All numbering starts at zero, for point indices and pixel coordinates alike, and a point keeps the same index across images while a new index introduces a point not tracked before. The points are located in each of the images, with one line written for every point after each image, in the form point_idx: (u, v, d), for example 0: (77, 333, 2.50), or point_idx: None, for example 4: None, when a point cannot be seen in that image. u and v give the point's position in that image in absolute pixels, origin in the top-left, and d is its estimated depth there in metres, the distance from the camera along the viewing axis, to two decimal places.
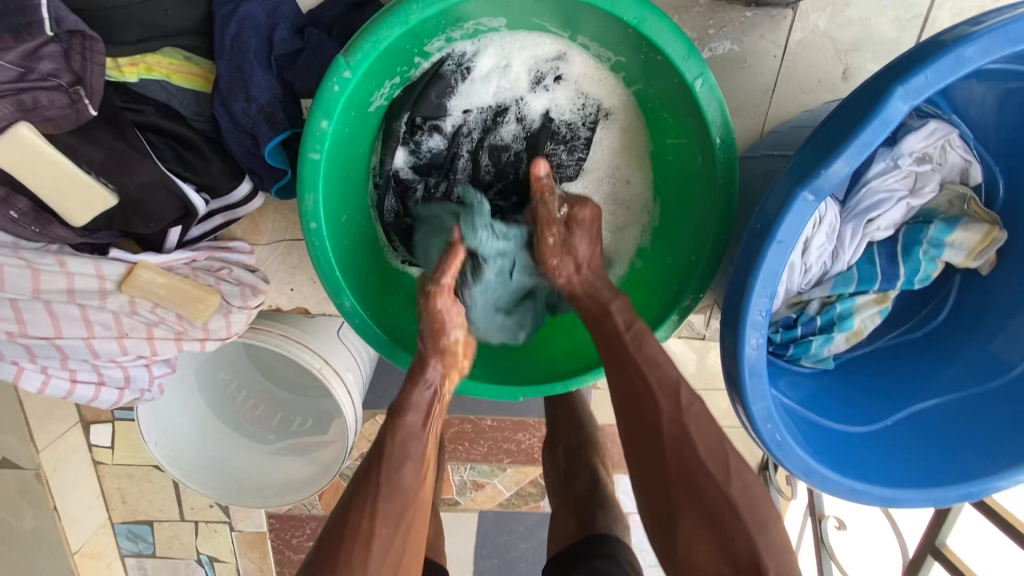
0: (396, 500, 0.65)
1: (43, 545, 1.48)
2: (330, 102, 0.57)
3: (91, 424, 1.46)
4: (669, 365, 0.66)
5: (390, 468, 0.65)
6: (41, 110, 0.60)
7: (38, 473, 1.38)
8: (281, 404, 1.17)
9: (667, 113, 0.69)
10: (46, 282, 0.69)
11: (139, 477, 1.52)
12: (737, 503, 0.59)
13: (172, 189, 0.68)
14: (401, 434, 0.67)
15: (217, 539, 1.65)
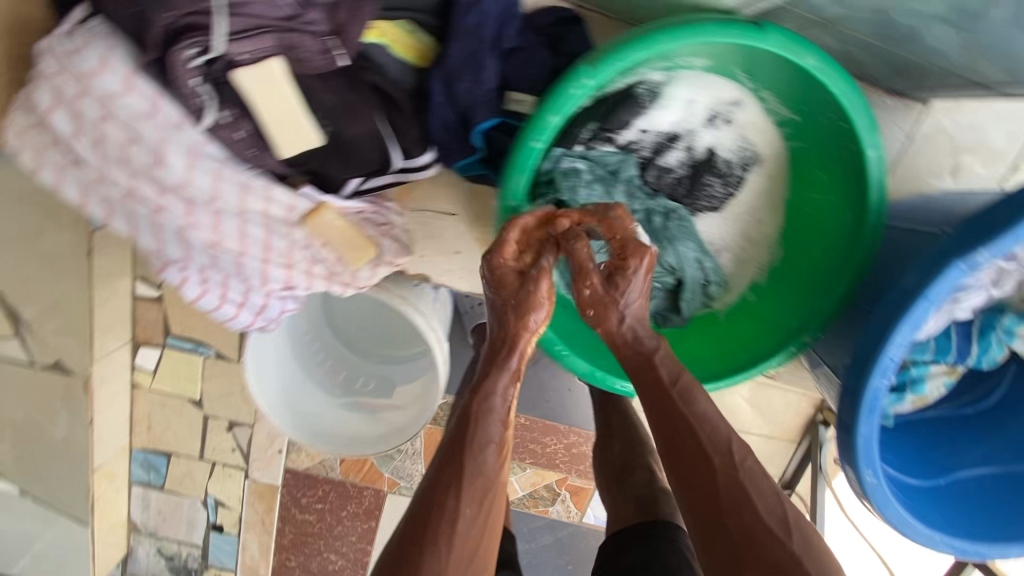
0: (480, 496, 0.71)
1: (64, 456, 1.45)
2: (564, 100, 0.65)
3: (140, 346, 1.45)
4: (719, 421, 0.70)
5: (475, 471, 0.72)
6: (298, 51, 0.67)
7: (88, 380, 1.36)
8: (350, 363, 1.23)
9: (821, 170, 0.79)
10: (251, 202, 0.73)
11: (172, 408, 1.51)
12: (800, 558, 0.62)
13: (379, 145, 0.74)
14: (487, 440, 0.74)
15: (230, 483, 1.62)
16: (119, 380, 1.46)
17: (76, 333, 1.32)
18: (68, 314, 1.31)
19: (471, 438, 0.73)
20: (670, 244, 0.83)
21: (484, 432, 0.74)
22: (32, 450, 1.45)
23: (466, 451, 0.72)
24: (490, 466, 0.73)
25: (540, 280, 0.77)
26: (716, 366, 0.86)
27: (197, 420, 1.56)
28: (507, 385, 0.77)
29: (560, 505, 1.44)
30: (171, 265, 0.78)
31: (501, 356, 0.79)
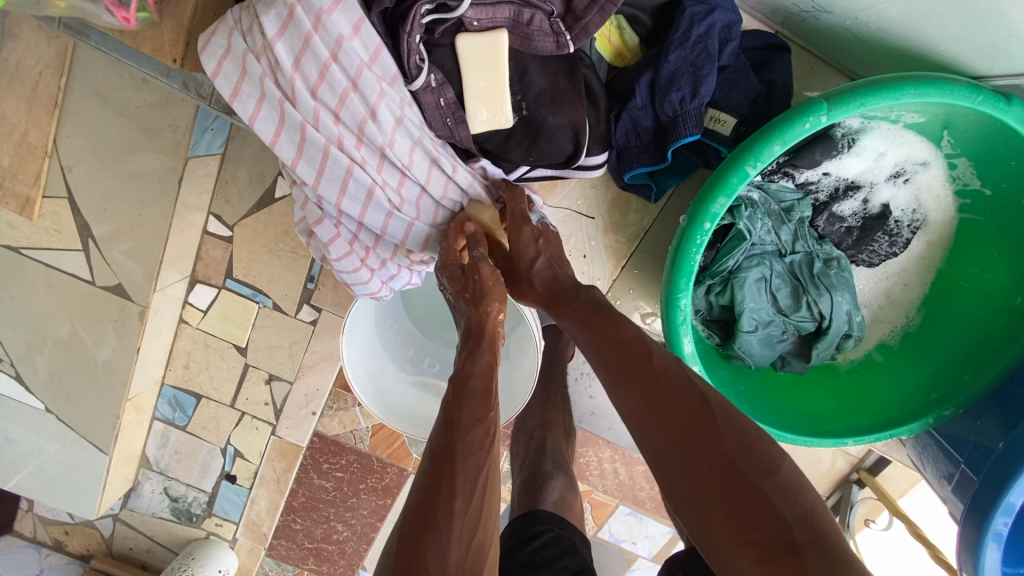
0: (475, 472, 0.61)
1: (98, 380, 1.38)
2: (794, 133, 0.63)
3: (198, 282, 1.39)
4: (637, 332, 0.64)
5: (461, 448, 0.62)
6: (530, 28, 0.63)
7: (144, 311, 1.29)
8: (419, 343, 1.21)
9: (992, 250, 0.78)
10: (434, 178, 0.71)
11: (216, 351, 1.44)
12: (739, 456, 0.52)
13: (575, 137, 0.70)
14: (476, 411, 0.64)
15: (254, 436, 1.51)
16: (172, 311, 1.39)
17: (146, 258, 1.26)
18: (142, 236, 1.25)
19: (457, 412, 0.64)
20: (827, 291, 0.82)
21: (474, 403, 0.64)
22: (67, 369, 1.38)
23: (450, 429, 0.63)
24: (477, 441, 0.62)
25: (479, 271, 0.71)
26: (848, 420, 0.83)
27: (237, 367, 1.46)
28: (483, 367, 0.68)
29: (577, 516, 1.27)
30: (324, 220, 0.73)
31: (475, 338, 0.71)
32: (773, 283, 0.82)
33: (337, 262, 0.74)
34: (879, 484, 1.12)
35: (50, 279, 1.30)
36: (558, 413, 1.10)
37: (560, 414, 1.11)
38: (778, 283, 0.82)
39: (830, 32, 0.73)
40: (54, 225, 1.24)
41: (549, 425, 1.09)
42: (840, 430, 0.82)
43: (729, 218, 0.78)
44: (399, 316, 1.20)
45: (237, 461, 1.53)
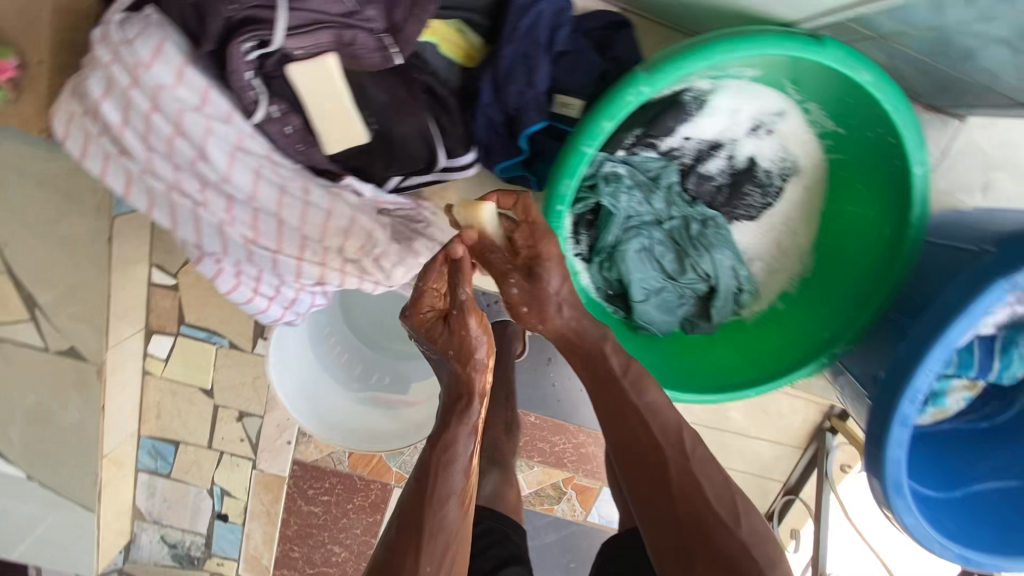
0: (442, 550, 0.67)
1: (72, 443, 1.43)
2: (619, 107, 0.65)
3: (153, 334, 1.44)
4: (670, 412, 0.72)
5: (436, 523, 0.68)
6: (355, 48, 0.66)
7: (100, 369, 1.34)
8: (367, 360, 1.21)
9: (861, 184, 0.79)
10: (287, 207, 0.70)
11: (183, 397, 1.48)
12: (749, 546, 0.66)
13: (427, 142, 0.74)
14: (450, 491, 0.69)
15: (237, 473, 1.55)
16: (132, 365, 1.44)
17: (93, 319, 1.30)
18: (85, 299, 1.29)
19: (434, 490, 0.68)
20: (707, 251, 0.84)
21: (448, 480, 0.69)
22: (40, 436, 1.43)
23: (429, 505, 0.68)
24: (452, 518, 0.69)
25: (467, 321, 0.69)
26: (750, 373, 0.86)
27: (207, 409, 1.52)
28: (468, 438, 0.70)
29: (565, 503, 1.36)
30: (206, 258, 0.77)
31: (460, 406, 0.71)
32: (656, 251, 0.85)
33: (224, 294, 0.78)
34: (849, 428, 1.15)
35: (7, 353, 1.35)
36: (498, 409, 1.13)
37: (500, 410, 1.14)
38: (659, 250, 0.85)
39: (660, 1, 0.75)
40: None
41: (488, 423, 1.12)
42: (737, 385, 0.84)
43: (591, 196, 0.81)
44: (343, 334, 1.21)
45: (225, 498, 1.55)
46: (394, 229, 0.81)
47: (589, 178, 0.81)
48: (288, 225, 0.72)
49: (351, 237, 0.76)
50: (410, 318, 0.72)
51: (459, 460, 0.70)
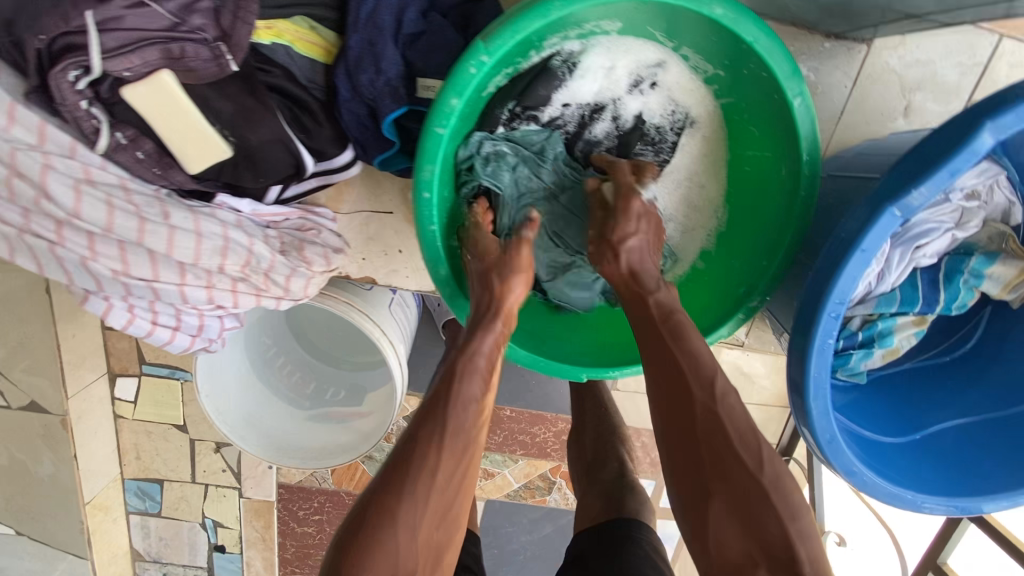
0: (459, 455, 0.64)
1: (55, 494, 1.44)
2: (463, 83, 0.62)
3: (117, 377, 1.43)
4: (706, 354, 0.64)
5: (457, 427, 0.65)
6: (186, 60, 0.64)
7: (64, 419, 1.34)
8: (319, 374, 1.21)
9: (755, 126, 0.74)
10: (150, 235, 0.68)
11: (158, 436, 1.47)
12: (768, 489, 0.57)
13: (289, 148, 0.72)
14: (470, 401, 0.67)
15: (225, 503, 1.53)
16: (101, 412, 1.43)
17: (48, 371, 1.31)
18: (38, 351, 1.30)
19: (460, 391, 0.66)
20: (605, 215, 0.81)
21: (471, 386, 0.67)
22: (23, 491, 1.44)
23: (449, 406, 0.65)
24: (468, 427, 0.66)
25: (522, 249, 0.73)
26: None
27: (184, 445, 1.48)
28: (490, 350, 0.69)
29: (557, 493, 1.46)
30: (94, 296, 0.76)
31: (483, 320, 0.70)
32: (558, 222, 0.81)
33: (119, 330, 0.77)
34: None
35: None
36: None
37: None
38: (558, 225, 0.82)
39: None
40: None
41: None
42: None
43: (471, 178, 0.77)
44: (293, 351, 1.20)
45: (218, 530, 1.55)
46: (282, 242, 0.80)
47: (467, 161, 0.77)
48: (160, 254, 0.70)
49: (230, 256, 0.74)
50: (512, 249, 0.73)
51: (478, 367, 0.69)
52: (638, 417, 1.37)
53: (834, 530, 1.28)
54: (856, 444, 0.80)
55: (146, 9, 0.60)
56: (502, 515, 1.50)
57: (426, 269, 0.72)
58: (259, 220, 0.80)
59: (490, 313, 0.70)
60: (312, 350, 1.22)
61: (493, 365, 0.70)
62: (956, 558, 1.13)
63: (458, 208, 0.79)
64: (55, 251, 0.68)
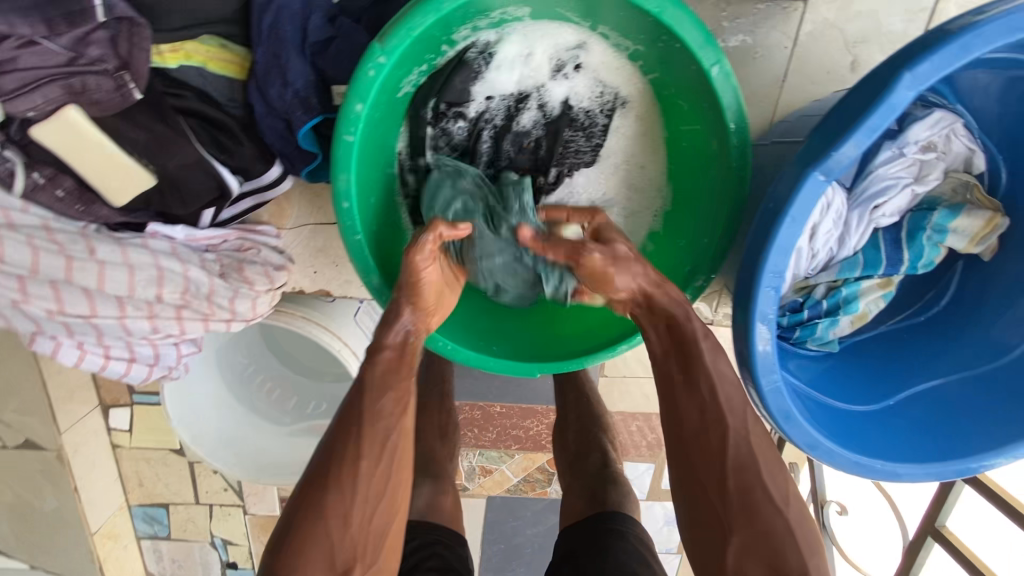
0: (381, 440, 0.64)
1: (62, 528, 1.44)
2: (365, 86, 0.60)
3: (111, 407, 1.39)
4: (735, 385, 0.65)
5: (375, 414, 0.65)
6: (89, 93, 0.63)
7: (60, 453, 1.33)
8: (299, 387, 1.18)
9: (683, 100, 0.71)
10: (78, 272, 0.69)
11: (158, 460, 1.44)
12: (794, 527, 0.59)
13: (210, 171, 0.71)
14: (387, 384, 0.66)
15: (231, 521, 1.51)
16: (98, 442, 1.41)
17: (38, 408, 1.30)
18: (26, 391, 1.30)
19: (370, 381, 0.65)
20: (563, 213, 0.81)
21: (388, 373, 0.67)
22: (31, 528, 1.46)
23: (363, 394, 0.65)
24: (388, 410, 0.65)
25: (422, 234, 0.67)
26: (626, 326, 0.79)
27: (183, 467, 1.45)
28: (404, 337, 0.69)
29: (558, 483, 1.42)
30: (41, 335, 0.76)
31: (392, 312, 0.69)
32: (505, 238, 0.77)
33: (72, 367, 0.77)
34: None
35: None
36: (432, 415, 1.12)
37: (434, 414, 1.13)
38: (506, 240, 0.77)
39: None
40: None
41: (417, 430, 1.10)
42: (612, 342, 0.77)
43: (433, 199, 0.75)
44: (273, 369, 1.17)
45: (228, 547, 1.52)
46: (222, 265, 0.79)
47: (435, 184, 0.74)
48: (95, 290, 0.71)
49: (167, 284, 0.74)
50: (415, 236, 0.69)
51: (392, 356, 0.68)
52: (629, 403, 1.27)
53: (835, 500, 1.21)
54: (816, 413, 0.77)
55: (39, 46, 0.60)
56: (505, 510, 1.45)
57: (359, 278, 0.70)
58: (195, 244, 0.79)
59: (398, 300, 0.69)
60: (294, 366, 1.18)
61: (406, 353, 0.69)
62: (956, 520, 1.09)
63: (394, 214, 0.78)
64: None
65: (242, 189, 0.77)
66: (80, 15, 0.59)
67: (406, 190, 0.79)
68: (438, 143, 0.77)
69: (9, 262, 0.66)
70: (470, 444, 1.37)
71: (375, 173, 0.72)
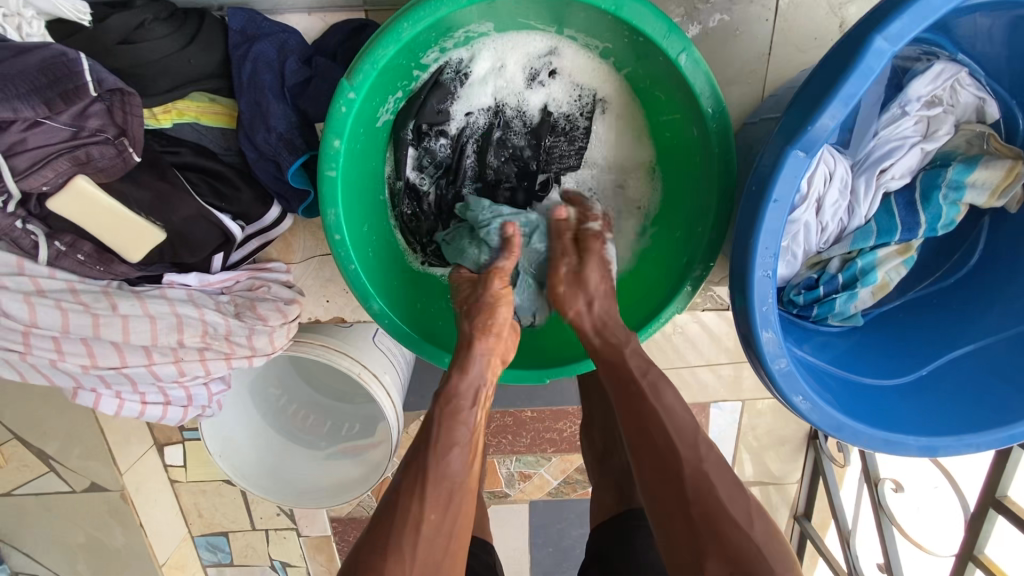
0: (445, 500, 0.63)
1: (135, 561, 1.52)
2: (339, 122, 0.63)
3: (165, 445, 1.43)
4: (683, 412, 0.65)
5: (441, 472, 0.63)
6: (94, 162, 0.68)
7: (123, 492, 1.39)
8: (331, 412, 1.22)
9: (658, 92, 0.71)
10: (104, 325, 0.74)
11: (213, 492, 1.47)
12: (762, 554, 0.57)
13: (213, 221, 0.76)
14: (454, 440, 0.65)
15: (288, 544, 1.54)
16: (157, 480, 1.45)
17: (99, 452, 1.36)
18: (88, 438, 1.36)
19: (438, 433, 0.65)
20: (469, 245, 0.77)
21: (455, 424, 0.66)
22: (108, 563, 1.54)
23: (432, 448, 0.64)
24: (457, 465, 0.64)
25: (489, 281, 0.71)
26: (627, 320, 0.78)
27: (237, 496, 1.48)
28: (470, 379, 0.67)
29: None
30: (82, 389, 0.81)
31: (460, 356, 0.68)
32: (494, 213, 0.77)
33: (113, 416, 0.82)
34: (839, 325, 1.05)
35: (47, 502, 1.45)
36: None
37: None
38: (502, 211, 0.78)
39: None
40: (20, 461, 1.39)
41: None
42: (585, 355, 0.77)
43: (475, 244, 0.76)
44: (303, 396, 1.21)
45: (287, 570, 1.56)
46: (236, 305, 0.83)
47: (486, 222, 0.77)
48: (123, 342, 0.76)
49: (186, 330, 0.78)
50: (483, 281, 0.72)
51: (464, 405, 0.66)
52: None
53: (890, 477, 1.21)
54: (836, 391, 0.74)
55: (44, 125, 0.64)
56: (549, 514, 1.44)
57: (361, 306, 0.72)
58: (210, 289, 0.83)
59: (467, 350, 0.69)
60: (321, 392, 1.23)
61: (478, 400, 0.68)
62: (1017, 489, 0.97)
63: (389, 237, 0.80)
64: (27, 359, 0.75)
65: (246, 233, 0.81)
66: (75, 93, 0.62)
67: (395, 212, 0.81)
68: (422, 163, 0.79)
69: (42, 325, 0.72)
70: (505, 452, 1.37)
71: (364, 198, 0.74)
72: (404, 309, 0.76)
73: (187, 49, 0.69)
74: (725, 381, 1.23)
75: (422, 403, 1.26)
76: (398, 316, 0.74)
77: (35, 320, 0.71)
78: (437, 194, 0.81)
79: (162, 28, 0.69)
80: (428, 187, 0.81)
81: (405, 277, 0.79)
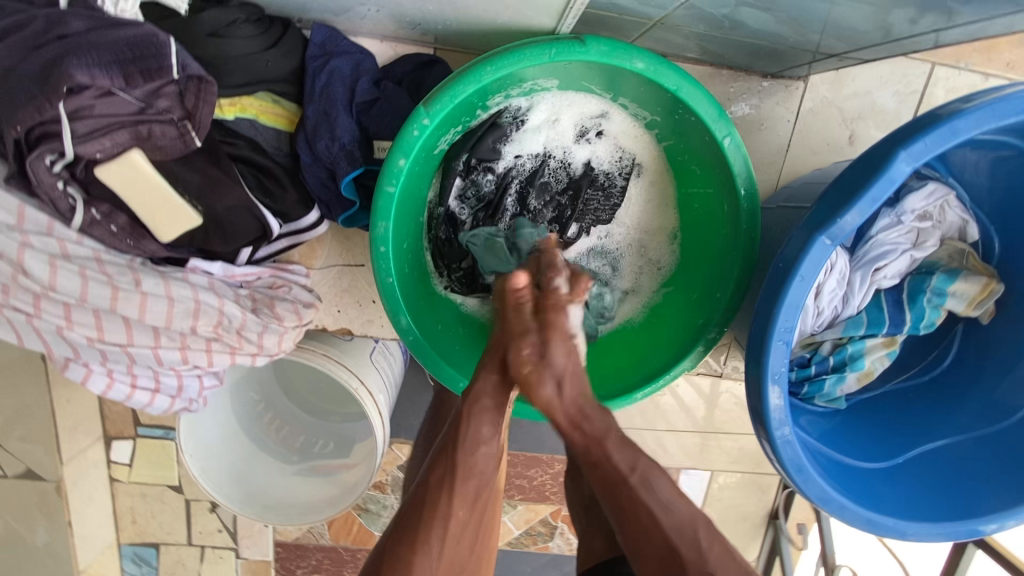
0: (475, 495, 0.63)
1: (52, 565, 1.37)
2: (408, 144, 0.66)
3: (114, 440, 1.34)
4: (679, 501, 0.60)
5: (470, 467, 0.63)
6: (154, 139, 0.69)
7: (59, 484, 1.27)
8: (307, 427, 1.17)
9: (695, 166, 0.78)
10: (122, 300, 0.73)
11: (155, 497, 1.38)
12: None
13: (254, 214, 0.77)
14: (482, 438, 0.63)
15: (222, 566, 1.43)
16: (97, 476, 1.34)
17: (44, 436, 1.26)
18: (35, 418, 1.26)
19: (465, 435, 0.63)
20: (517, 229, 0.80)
21: (484, 423, 0.64)
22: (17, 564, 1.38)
23: (460, 447, 0.63)
24: (485, 460, 0.64)
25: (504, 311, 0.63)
26: (635, 373, 0.81)
27: (179, 505, 1.38)
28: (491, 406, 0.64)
29: (559, 539, 1.38)
30: (74, 362, 0.77)
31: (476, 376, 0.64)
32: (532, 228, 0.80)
33: (99, 396, 0.77)
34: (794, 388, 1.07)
35: None
36: None
37: None
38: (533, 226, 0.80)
39: (450, 33, 0.77)
40: None
41: None
42: None
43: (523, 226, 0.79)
44: (282, 406, 1.17)
45: None
46: (254, 300, 0.83)
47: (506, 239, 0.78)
48: (135, 320, 0.74)
49: (202, 317, 0.77)
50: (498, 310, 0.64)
51: (489, 409, 0.64)
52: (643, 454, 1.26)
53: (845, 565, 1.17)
54: (826, 467, 0.79)
55: (115, 97, 0.65)
56: (505, 566, 1.40)
57: (388, 318, 0.74)
58: (231, 280, 0.84)
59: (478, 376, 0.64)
60: (303, 404, 1.19)
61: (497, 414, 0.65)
62: None
63: (421, 257, 0.82)
64: (31, 322, 0.72)
65: (279, 231, 0.82)
66: (157, 72, 0.64)
67: (431, 235, 0.85)
68: (466, 193, 0.84)
69: (60, 289, 0.70)
70: None
71: (411, 216, 0.77)
72: (427, 328, 0.77)
73: (268, 52, 0.73)
74: (700, 448, 1.26)
75: (399, 430, 1.24)
76: (422, 332, 0.75)
77: (54, 284, 0.69)
78: (474, 225, 0.85)
79: (250, 28, 0.72)
80: (466, 217, 0.85)
81: (430, 297, 0.82)
